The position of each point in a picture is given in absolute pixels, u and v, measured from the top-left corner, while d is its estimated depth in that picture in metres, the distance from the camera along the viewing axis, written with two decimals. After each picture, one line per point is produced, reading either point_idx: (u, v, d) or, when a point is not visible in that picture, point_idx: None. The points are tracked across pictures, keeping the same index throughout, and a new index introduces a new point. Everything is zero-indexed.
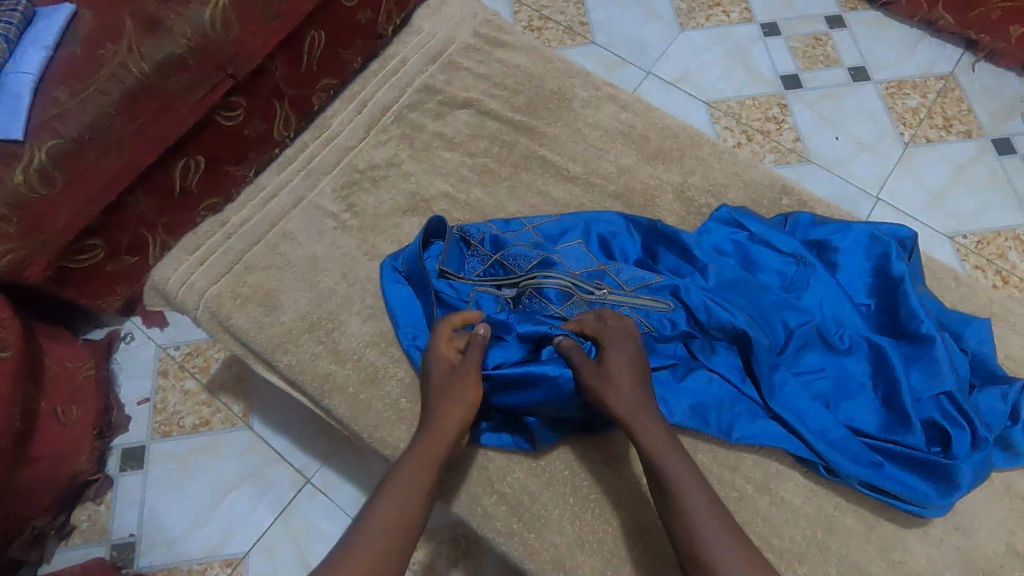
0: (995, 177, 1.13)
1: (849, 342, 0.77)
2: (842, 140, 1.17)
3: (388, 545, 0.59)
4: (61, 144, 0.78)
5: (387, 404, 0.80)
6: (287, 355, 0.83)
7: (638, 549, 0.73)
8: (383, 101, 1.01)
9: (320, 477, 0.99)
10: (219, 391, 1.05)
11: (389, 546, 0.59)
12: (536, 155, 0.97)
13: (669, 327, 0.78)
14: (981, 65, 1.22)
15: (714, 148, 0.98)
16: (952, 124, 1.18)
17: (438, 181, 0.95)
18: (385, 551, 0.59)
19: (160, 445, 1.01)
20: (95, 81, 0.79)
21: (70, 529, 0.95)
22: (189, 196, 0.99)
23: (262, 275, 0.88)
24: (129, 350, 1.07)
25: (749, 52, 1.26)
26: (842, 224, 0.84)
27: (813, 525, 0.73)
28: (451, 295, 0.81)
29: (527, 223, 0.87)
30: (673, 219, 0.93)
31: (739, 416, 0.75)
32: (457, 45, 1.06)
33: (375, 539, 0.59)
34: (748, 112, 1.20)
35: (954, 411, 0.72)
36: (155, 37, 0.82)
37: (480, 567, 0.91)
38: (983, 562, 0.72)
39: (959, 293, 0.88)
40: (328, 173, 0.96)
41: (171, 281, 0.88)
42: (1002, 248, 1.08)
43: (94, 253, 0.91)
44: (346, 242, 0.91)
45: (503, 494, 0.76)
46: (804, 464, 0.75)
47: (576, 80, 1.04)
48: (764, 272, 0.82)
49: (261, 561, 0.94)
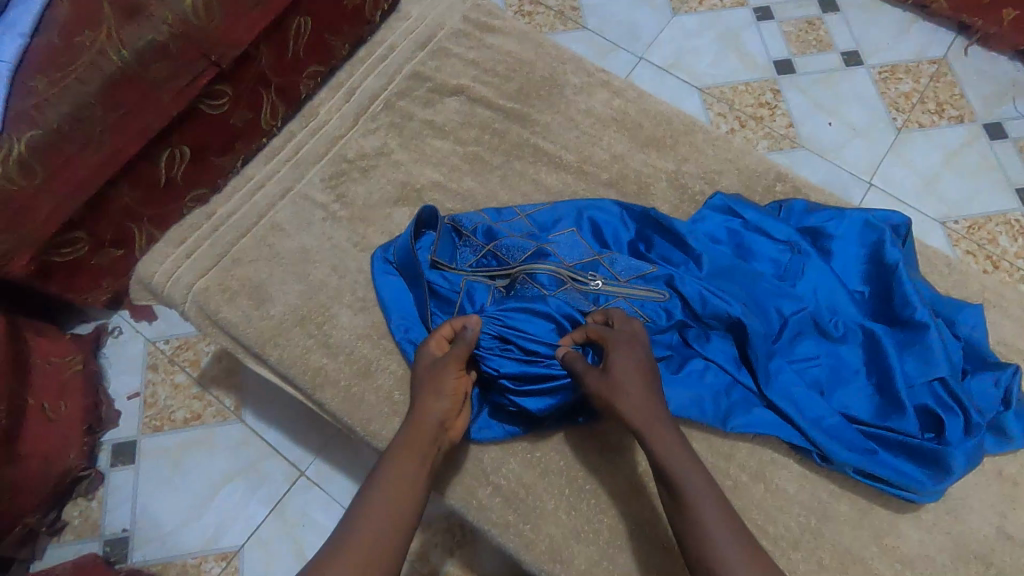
0: (986, 161, 1.13)
1: (844, 330, 0.77)
2: (834, 125, 1.16)
3: (385, 545, 0.58)
4: (41, 134, 0.76)
5: (381, 397, 0.79)
6: (278, 348, 0.82)
7: (633, 538, 0.73)
8: (372, 89, 0.99)
9: (314, 470, 0.98)
10: (210, 384, 1.04)
11: (383, 547, 0.58)
12: (527, 143, 0.96)
13: (665, 316, 0.77)
14: (974, 49, 1.21)
15: (709, 135, 0.97)
16: (944, 109, 1.17)
17: (429, 170, 0.94)
18: (380, 552, 0.57)
19: (149, 440, 1.00)
20: (73, 70, 0.78)
21: (61, 526, 0.95)
22: (175, 187, 0.97)
23: (251, 267, 0.87)
24: (117, 344, 1.06)
25: (742, 36, 1.25)
26: (836, 212, 0.84)
27: (808, 512, 0.74)
28: (443, 286, 0.80)
29: (519, 212, 0.86)
30: (667, 207, 0.92)
31: (735, 406, 0.75)
32: (445, 32, 1.05)
33: (372, 537, 0.58)
34: (741, 98, 1.19)
35: (947, 397, 0.72)
36: (135, 24, 0.80)
37: (476, 556, 0.91)
38: (974, 546, 0.72)
39: (953, 279, 0.88)
40: (316, 162, 0.94)
41: (158, 275, 0.86)
42: (993, 233, 1.08)
43: (78, 246, 0.90)
44: (336, 233, 0.89)
45: (499, 485, 0.75)
46: (798, 452, 0.75)
47: (567, 66, 1.03)
48: (759, 260, 0.82)
49: (255, 553, 0.94)
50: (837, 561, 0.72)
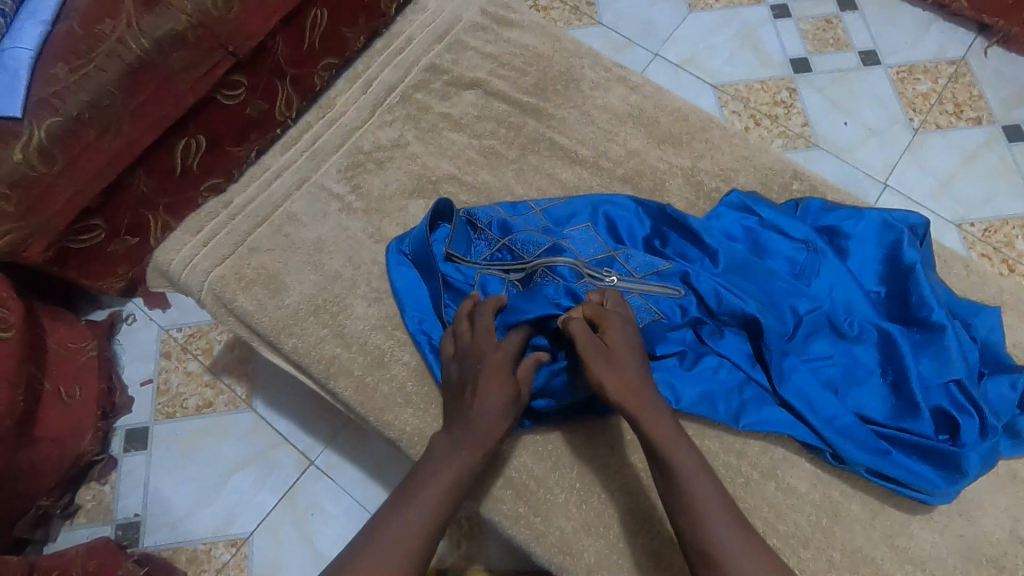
0: (1004, 164, 1.12)
1: (859, 329, 0.77)
2: (851, 125, 1.16)
3: (394, 546, 0.59)
4: (62, 121, 0.77)
5: (393, 387, 0.80)
6: (292, 337, 0.83)
7: (643, 532, 0.73)
8: (388, 81, 0.99)
9: (324, 460, 0.99)
10: (222, 372, 1.04)
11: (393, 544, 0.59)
12: (543, 138, 0.96)
13: (679, 314, 0.77)
14: (995, 49, 1.20)
15: (725, 132, 0.97)
16: (962, 110, 1.16)
17: (444, 163, 0.94)
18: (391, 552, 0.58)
19: (162, 427, 1.01)
20: (93, 58, 0.78)
21: (75, 509, 0.96)
22: (191, 176, 0.98)
23: (266, 257, 0.87)
24: (130, 331, 1.07)
25: (759, 34, 1.24)
26: (853, 211, 0.83)
27: (818, 511, 0.73)
28: (457, 279, 0.81)
29: (534, 206, 0.86)
30: (683, 203, 0.92)
31: (748, 403, 0.75)
32: (463, 24, 1.04)
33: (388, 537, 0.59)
34: (757, 96, 1.19)
35: (963, 399, 0.72)
36: (154, 13, 0.80)
37: (484, 548, 0.92)
38: (986, 549, 0.72)
39: (970, 282, 0.87)
40: (332, 154, 0.94)
41: (174, 263, 0.87)
42: (1009, 236, 1.07)
43: (95, 234, 0.91)
44: (351, 224, 0.90)
45: (509, 478, 0.75)
46: (810, 450, 0.75)
47: (584, 61, 1.02)
48: (774, 258, 0.81)
49: (265, 541, 0.95)
50: (847, 561, 0.72)
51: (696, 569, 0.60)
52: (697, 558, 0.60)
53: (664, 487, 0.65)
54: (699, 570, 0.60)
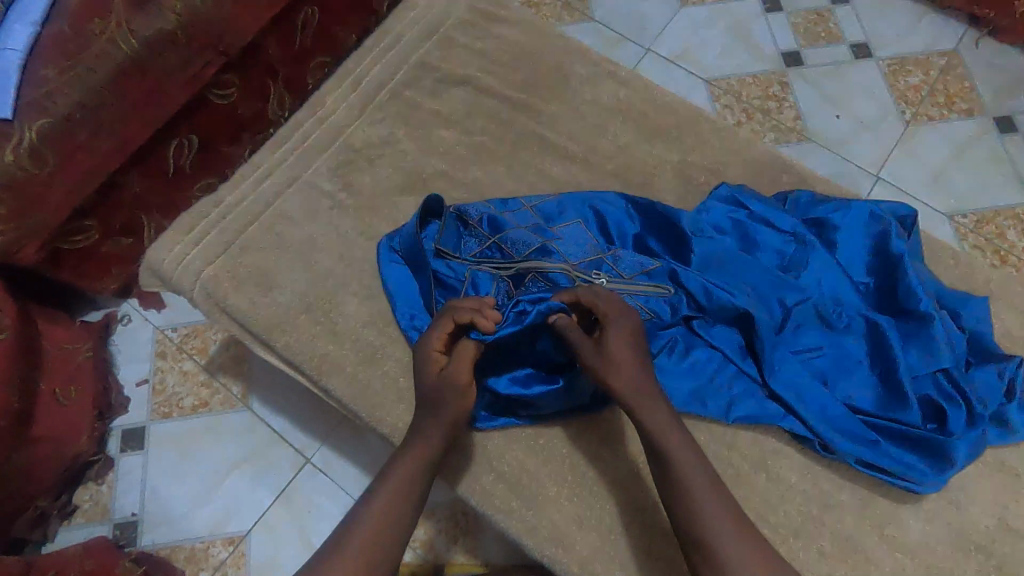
0: (995, 155, 1.12)
1: (848, 321, 0.77)
2: (843, 118, 1.16)
3: (383, 540, 0.61)
4: (52, 123, 0.77)
5: (386, 383, 0.80)
6: (285, 335, 0.83)
7: (635, 525, 0.73)
8: (378, 78, 0.99)
9: (320, 457, 0.99)
10: (218, 371, 1.05)
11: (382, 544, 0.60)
12: (533, 134, 0.96)
13: (670, 312, 0.78)
14: (985, 41, 1.20)
15: (715, 125, 0.97)
16: (954, 102, 1.16)
17: (435, 159, 0.94)
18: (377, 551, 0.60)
19: (159, 426, 1.02)
20: (84, 58, 0.78)
21: (73, 509, 0.96)
22: (183, 177, 0.98)
23: (258, 256, 0.88)
24: (126, 331, 1.07)
25: (750, 27, 1.24)
26: (842, 203, 0.84)
27: (809, 501, 0.74)
28: (448, 275, 0.81)
29: (525, 202, 0.86)
30: (672, 197, 0.92)
31: (738, 395, 0.76)
32: (453, 21, 1.04)
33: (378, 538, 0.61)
34: (749, 90, 1.19)
35: (950, 389, 0.73)
36: (144, 13, 0.80)
37: (479, 542, 0.93)
38: (975, 537, 0.72)
39: (959, 272, 0.87)
40: (324, 151, 0.94)
41: (167, 261, 0.87)
42: (1001, 227, 1.07)
43: (88, 235, 0.92)
44: (343, 221, 0.90)
45: (502, 472, 0.76)
46: (801, 442, 0.76)
47: (574, 56, 1.03)
48: (764, 251, 0.82)
49: (261, 538, 0.95)
50: (837, 550, 0.72)
51: (694, 563, 0.61)
52: (696, 553, 0.61)
53: (661, 482, 0.65)
54: (696, 564, 0.60)
